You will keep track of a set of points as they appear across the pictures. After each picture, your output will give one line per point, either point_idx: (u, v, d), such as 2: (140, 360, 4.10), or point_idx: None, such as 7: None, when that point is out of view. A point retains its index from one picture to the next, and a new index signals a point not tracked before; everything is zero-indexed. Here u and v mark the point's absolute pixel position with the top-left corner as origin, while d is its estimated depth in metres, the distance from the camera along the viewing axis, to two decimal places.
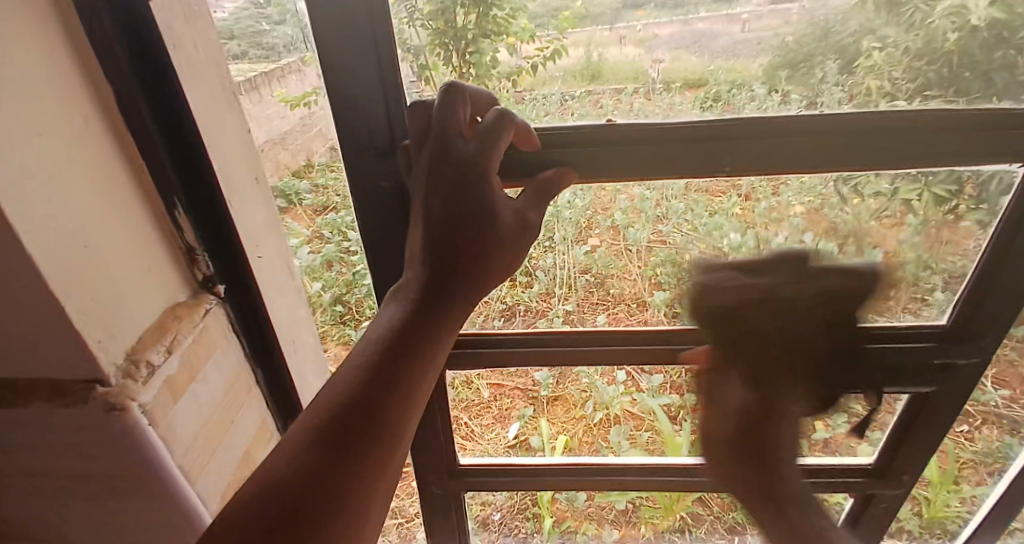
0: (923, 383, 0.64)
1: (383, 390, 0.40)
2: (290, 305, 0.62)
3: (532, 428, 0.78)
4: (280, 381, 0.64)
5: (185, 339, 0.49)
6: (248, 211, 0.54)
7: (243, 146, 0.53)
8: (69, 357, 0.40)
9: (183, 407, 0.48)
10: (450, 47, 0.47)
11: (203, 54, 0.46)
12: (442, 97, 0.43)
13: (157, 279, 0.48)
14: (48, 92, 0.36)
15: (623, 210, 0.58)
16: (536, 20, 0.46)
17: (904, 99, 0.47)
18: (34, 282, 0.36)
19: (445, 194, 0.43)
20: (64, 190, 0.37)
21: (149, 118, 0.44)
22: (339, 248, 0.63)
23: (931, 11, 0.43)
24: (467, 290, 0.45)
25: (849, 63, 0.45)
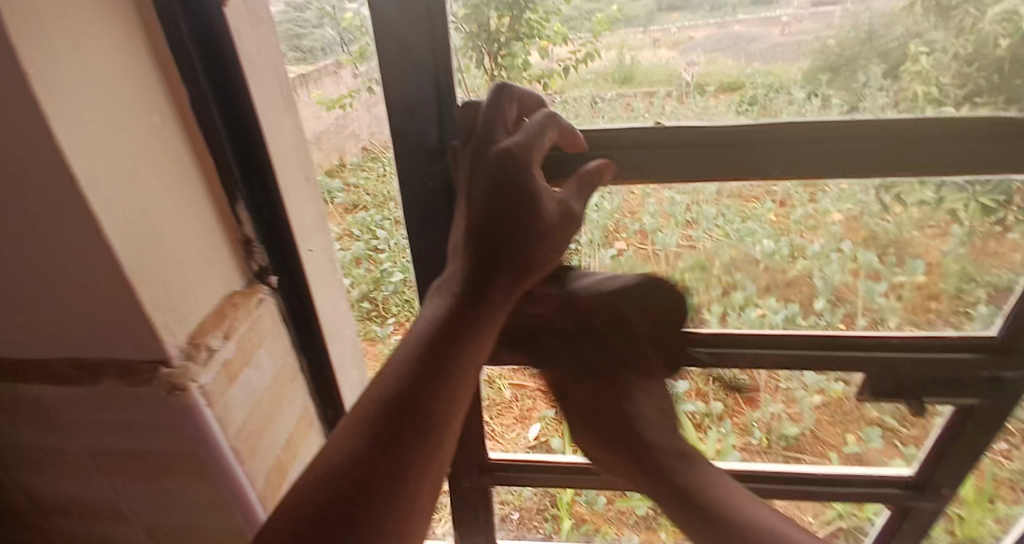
0: (971, 398, 0.61)
1: (424, 385, 0.40)
2: (332, 299, 0.63)
3: (554, 430, 0.78)
4: (323, 373, 0.65)
5: (241, 327, 0.50)
6: (300, 208, 0.55)
7: (297, 145, 0.53)
8: (139, 341, 0.42)
9: (237, 391, 0.50)
10: (484, 49, 0.47)
11: (264, 54, 0.47)
12: (492, 97, 0.44)
13: (217, 269, 0.49)
14: (130, 86, 0.38)
15: (652, 214, 0.57)
16: (570, 22, 0.45)
17: (952, 105, 0.45)
18: (111, 270, 0.37)
19: (486, 187, 0.42)
20: (141, 180, 0.39)
21: (217, 111, 0.45)
22: (368, 246, 0.65)
23: (981, 16, 0.41)
24: (509, 283, 0.44)
25: (894, 67, 0.44)
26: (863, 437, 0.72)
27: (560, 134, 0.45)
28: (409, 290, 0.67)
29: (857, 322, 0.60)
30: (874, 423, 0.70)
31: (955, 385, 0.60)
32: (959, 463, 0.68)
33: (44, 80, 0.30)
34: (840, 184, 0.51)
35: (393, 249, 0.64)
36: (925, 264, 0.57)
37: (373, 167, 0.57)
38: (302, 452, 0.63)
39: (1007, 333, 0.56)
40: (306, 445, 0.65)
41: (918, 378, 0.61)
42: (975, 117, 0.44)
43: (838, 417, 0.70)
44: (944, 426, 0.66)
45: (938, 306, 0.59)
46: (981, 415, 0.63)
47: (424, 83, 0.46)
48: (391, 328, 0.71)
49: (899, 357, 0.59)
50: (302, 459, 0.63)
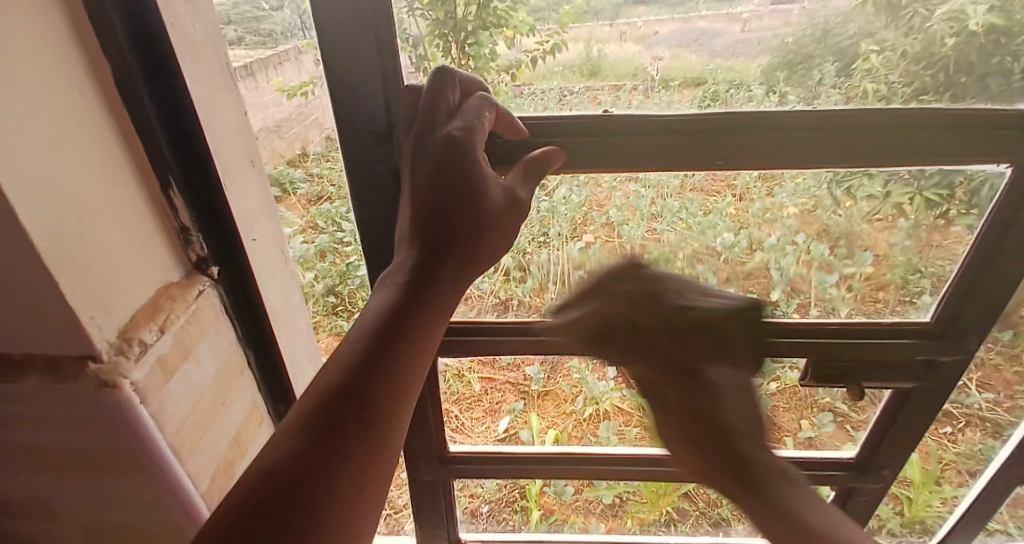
0: (911, 380, 0.64)
1: (371, 376, 0.39)
2: (282, 290, 0.62)
3: (522, 422, 0.78)
4: (274, 367, 0.63)
5: (179, 319, 0.48)
6: (244, 194, 0.53)
7: (240, 128, 0.52)
8: (64, 333, 0.40)
9: (175, 388, 0.47)
10: (450, 38, 0.47)
11: (201, 33, 0.45)
12: (433, 80, 0.44)
13: (151, 257, 0.47)
14: (46, 59, 0.35)
15: (619, 207, 0.58)
16: (536, 13, 0.45)
17: (900, 102, 0.47)
18: (28, 256, 0.35)
19: (429, 173, 0.43)
20: (60, 160, 0.36)
21: (145, 90, 0.43)
22: (333, 239, 0.63)
23: (929, 16, 0.43)
24: (458, 270, 0.44)
25: (847, 66, 0.46)
26: (817, 422, 0.75)
27: (498, 119, 0.46)
28: None
29: (811, 311, 0.63)
30: (826, 409, 0.73)
31: (897, 369, 0.63)
32: (900, 442, 0.72)
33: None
34: (795, 176, 0.53)
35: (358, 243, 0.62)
36: (873, 255, 0.59)
37: (334, 159, 0.55)
38: (250, 449, 0.61)
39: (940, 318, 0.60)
40: (255, 441, 0.63)
41: (862, 363, 0.63)
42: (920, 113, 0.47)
43: (796, 403, 0.73)
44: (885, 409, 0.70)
45: (887, 295, 0.62)
46: (918, 396, 0.66)
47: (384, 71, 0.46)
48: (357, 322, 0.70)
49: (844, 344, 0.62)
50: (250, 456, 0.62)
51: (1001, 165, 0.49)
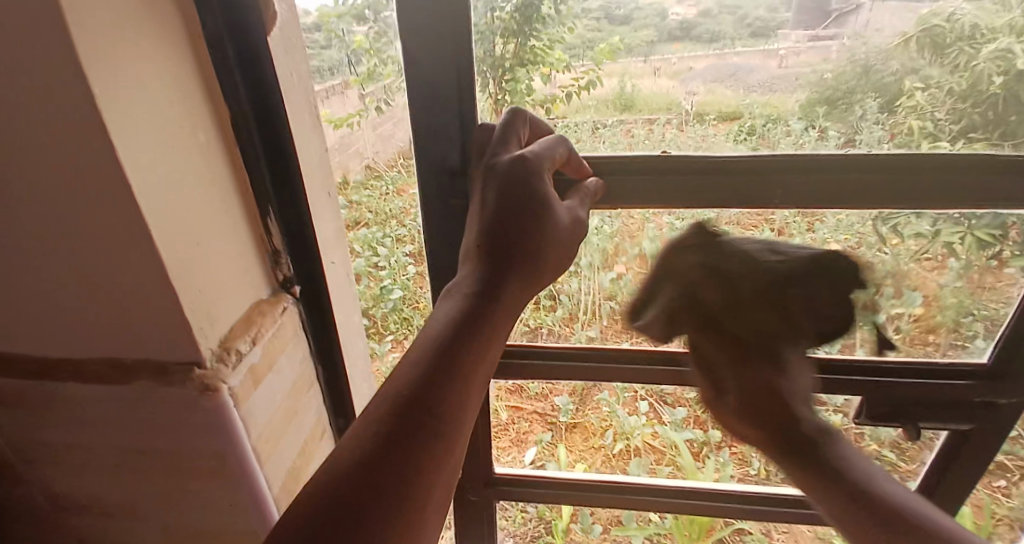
0: (964, 423, 0.60)
1: (441, 383, 0.38)
2: (347, 313, 0.63)
3: (550, 454, 0.76)
4: (337, 385, 0.65)
5: (266, 333, 0.50)
6: (323, 222, 0.55)
7: (321, 163, 0.54)
8: (172, 345, 0.42)
9: (260, 395, 0.49)
10: (489, 75, 0.48)
11: (298, 80, 0.49)
12: (508, 118, 0.46)
13: (248, 280, 0.49)
14: (176, 88, 0.38)
15: (652, 238, 0.57)
16: (571, 51, 0.47)
17: (947, 141, 0.46)
18: (152, 269, 0.38)
19: (499, 190, 0.43)
20: (183, 184, 0.39)
21: (255, 126, 0.46)
22: (369, 262, 0.65)
23: (976, 54, 0.42)
24: (519, 284, 0.44)
25: (890, 102, 0.45)
26: None
27: (569, 159, 0.47)
28: (409, 307, 0.66)
29: (857, 350, 0.60)
30: (872, 457, 0.69)
31: (948, 410, 0.60)
32: (952, 493, 0.67)
33: (104, 90, 0.32)
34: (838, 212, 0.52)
35: (394, 267, 0.64)
36: (923, 296, 0.56)
37: (377, 185, 0.59)
38: (314, 460, 0.63)
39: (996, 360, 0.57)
40: (318, 453, 0.64)
41: (918, 401, 0.60)
42: (966, 153, 0.45)
43: None
44: (941, 449, 0.65)
45: (937, 338, 0.59)
46: (977, 439, 0.62)
47: (435, 103, 0.47)
48: (389, 345, 0.71)
49: (895, 384, 0.59)
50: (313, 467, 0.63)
51: None
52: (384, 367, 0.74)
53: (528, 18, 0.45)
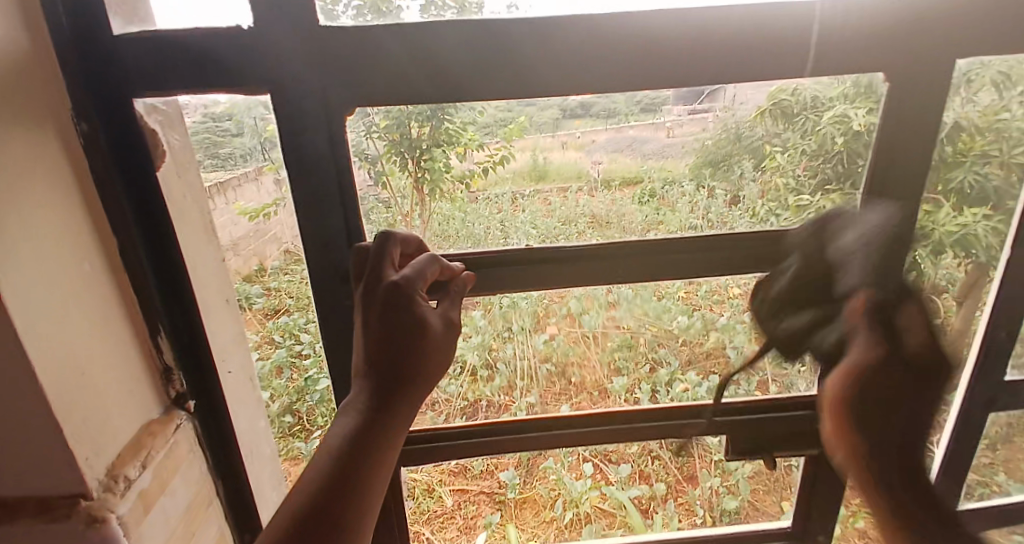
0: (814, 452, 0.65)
1: (336, 510, 0.37)
2: (250, 418, 0.58)
3: (500, 536, 0.74)
4: (244, 501, 0.58)
5: (158, 455, 0.45)
6: (220, 330, 0.53)
7: (218, 272, 0.53)
8: (51, 477, 0.37)
9: (155, 521, 0.44)
10: (406, 155, 0.50)
11: (188, 199, 0.48)
12: (379, 242, 0.47)
13: (138, 395, 0.45)
14: (56, 201, 0.37)
15: (578, 298, 0.59)
16: (484, 129, 0.50)
17: (808, 191, 0.55)
18: (28, 394, 0.34)
19: (379, 311, 0.43)
20: (65, 299, 0.37)
21: (141, 230, 0.45)
22: (291, 352, 0.61)
23: (819, 121, 0.51)
24: (410, 395, 0.43)
25: (759, 162, 0.54)
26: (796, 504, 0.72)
27: (440, 271, 0.48)
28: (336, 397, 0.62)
29: (770, 387, 0.64)
30: None
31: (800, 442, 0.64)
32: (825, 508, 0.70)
33: None
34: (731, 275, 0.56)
35: (317, 354, 0.60)
36: None
37: (292, 271, 0.55)
38: None
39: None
40: None
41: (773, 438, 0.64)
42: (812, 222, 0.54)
43: (770, 481, 0.72)
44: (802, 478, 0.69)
45: None
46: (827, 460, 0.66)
47: (334, 189, 0.47)
48: (315, 443, 0.67)
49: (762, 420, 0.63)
50: None
51: None
52: None
53: (438, 107, 0.47)
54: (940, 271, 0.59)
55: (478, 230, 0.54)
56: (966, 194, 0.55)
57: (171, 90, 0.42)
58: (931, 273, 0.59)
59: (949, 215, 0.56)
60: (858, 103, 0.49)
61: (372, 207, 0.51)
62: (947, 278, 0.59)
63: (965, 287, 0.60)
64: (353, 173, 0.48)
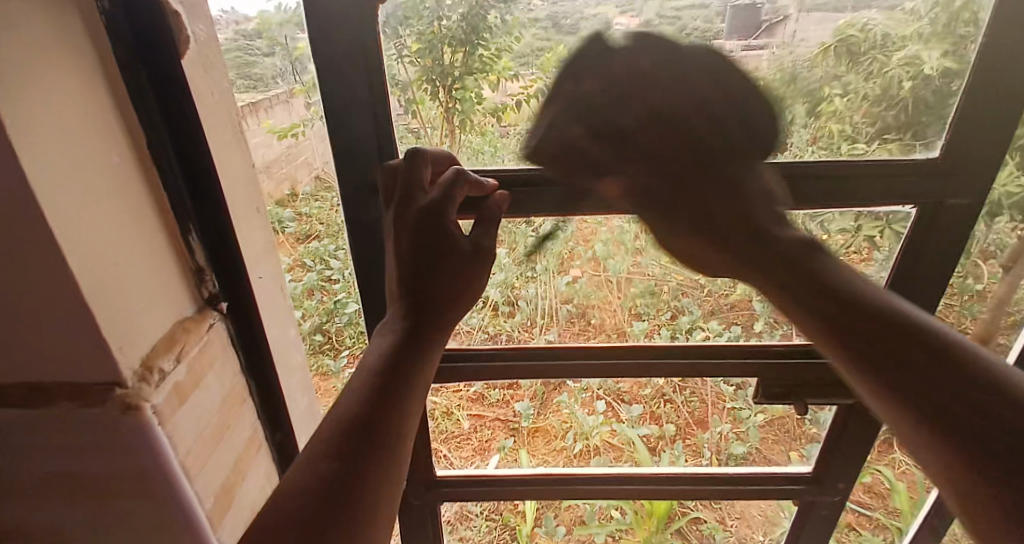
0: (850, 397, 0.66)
1: (389, 399, 0.40)
2: (282, 326, 0.61)
3: (512, 459, 0.77)
4: (274, 402, 0.62)
5: (192, 348, 0.47)
6: (248, 237, 0.53)
7: (247, 179, 0.53)
8: (87, 366, 0.39)
9: (187, 411, 0.46)
10: (438, 83, 0.48)
11: (216, 98, 0.47)
12: (408, 159, 0.48)
13: (172, 295, 0.46)
14: (85, 94, 0.36)
15: (604, 241, 0.58)
16: (520, 58, 0.47)
17: (864, 141, 0.50)
18: (61, 286, 0.35)
19: (411, 233, 0.46)
20: (95, 195, 0.37)
21: (168, 130, 0.44)
22: (321, 277, 0.63)
23: (887, 61, 0.46)
24: (445, 313, 0.46)
25: (815, 107, 0.48)
26: (806, 453, 0.75)
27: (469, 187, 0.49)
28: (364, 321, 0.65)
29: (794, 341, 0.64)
30: (813, 438, 0.73)
31: (830, 387, 0.65)
32: (849, 458, 0.72)
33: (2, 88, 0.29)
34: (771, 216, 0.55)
35: (346, 280, 0.62)
36: None
37: (326, 196, 0.56)
38: (252, 477, 0.59)
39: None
40: (256, 468, 0.60)
41: (807, 382, 0.65)
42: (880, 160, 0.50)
43: (782, 433, 0.74)
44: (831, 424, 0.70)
45: None
46: (861, 410, 0.67)
47: (364, 121, 0.48)
48: (344, 361, 0.70)
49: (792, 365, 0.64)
50: (251, 485, 0.58)
51: (906, 204, 0.53)
52: (339, 385, 0.73)
53: (474, 29, 0.46)
54: (991, 235, 0.56)
55: (508, 164, 0.52)
56: None
57: None
58: (980, 236, 0.56)
59: (1011, 174, 0.52)
60: (933, 44, 0.45)
61: (401, 137, 0.50)
62: (996, 244, 0.56)
63: (1014, 253, 0.57)
64: (390, 105, 0.48)
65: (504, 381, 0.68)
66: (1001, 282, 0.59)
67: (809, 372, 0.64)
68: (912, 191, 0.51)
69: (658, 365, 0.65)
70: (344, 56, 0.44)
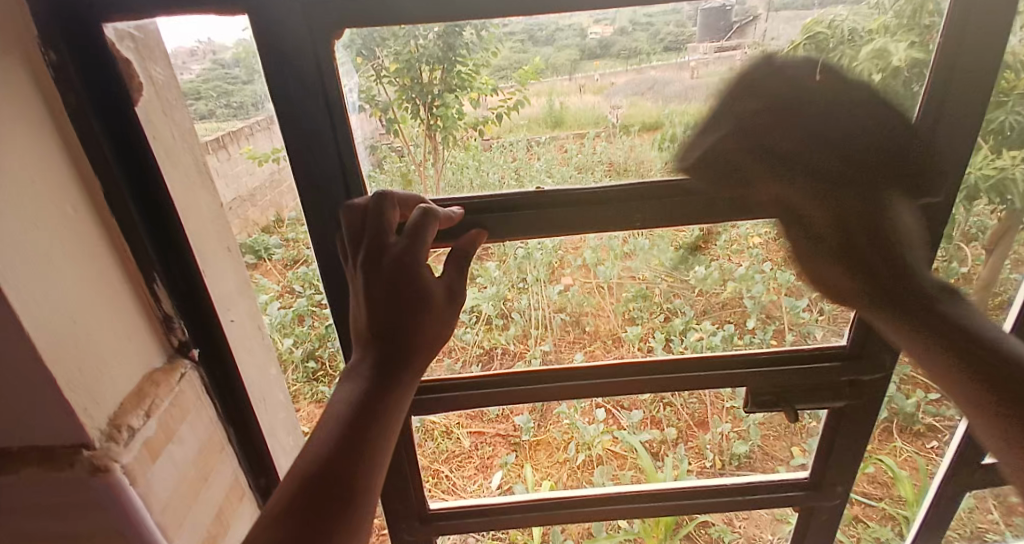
0: (839, 400, 0.65)
1: (349, 454, 0.40)
2: (260, 367, 0.61)
3: (516, 476, 0.76)
4: (257, 446, 0.60)
5: (163, 403, 0.46)
6: (219, 278, 0.53)
7: (215, 218, 0.53)
8: (54, 428, 0.39)
9: (162, 468, 0.45)
10: (418, 101, 0.48)
11: (179, 141, 0.48)
12: (375, 202, 0.47)
13: (139, 348, 0.46)
14: (35, 160, 0.37)
15: (593, 248, 0.58)
16: (498, 72, 0.48)
17: (840, 135, 0.51)
18: (19, 353, 0.35)
19: (382, 280, 0.45)
20: (52, 260, 0.37)
21: (127, 185, 0.44)
22: (311, 302, 0.62)
23: (857, 54, 0.48)
24: (413, 357, 0.46)
25: (789, 103, 0.50)
26: (807, 449, 0.74)
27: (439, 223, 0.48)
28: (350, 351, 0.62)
29: (786, 336, 0.64)
30: (812, 433, 0.73)
31: (816, 390, 0.65)
32: (847, 459, 0.72)
33: None
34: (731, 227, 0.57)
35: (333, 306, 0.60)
36: None
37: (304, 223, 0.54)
38: (235, 526, 0.58)
39: (855, 341, 0.61)
40: (240, 518, 0.59)
41: (793, 386, 0.65)
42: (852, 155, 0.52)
43: (782, 430, 0.74)
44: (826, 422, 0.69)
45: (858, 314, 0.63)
46: (851, 414, 0.67)
47: (326, 150, 0.47)
48: None
49: (776, 369, 0.64)
50: (235, 535, 0.57)
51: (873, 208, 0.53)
52: None
53: (451, 47, 0.46)
54: (971, 218, 0.57)
55: (493, 178, 0.52)
56: (1005, 136, 0.51)
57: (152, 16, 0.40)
58: (961, 220, 0.56)
59: (986, 158, 0.52)
60: (899, 36, 0.47)
61: (383, 156, 0.50)
62: (976, 226, 0.58)
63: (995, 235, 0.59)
64: (354, 122, 0.47)
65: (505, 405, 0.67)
66: (984, 264, 0.61)
67: (795, 376, 0.64)
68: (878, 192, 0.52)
69: (659, 378, 0.64)
70: (310, 97, 0.44)
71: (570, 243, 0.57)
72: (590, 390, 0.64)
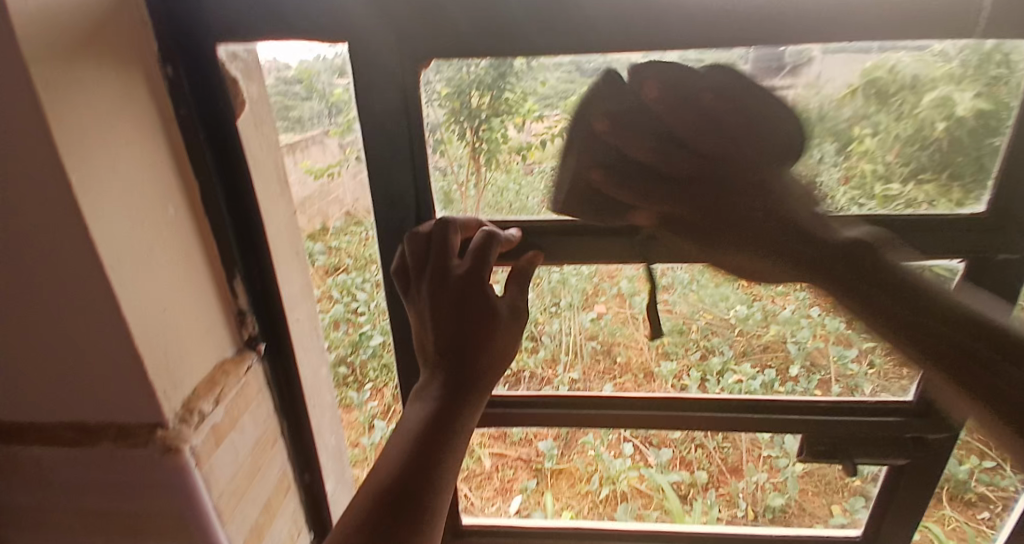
0: (899, 457, 0.61)
1: (419, 476, 0.40)
2: (315, 365, 0.62)
3: (535, 503, 0.75)
4: (303, 442, 0.63)
5: (230, 391, 0.49)
6: (289, 279, 0.56)
7: (290, 225, 0.56)
8: (134, 408, 0.41)
9: (222, 454, 0.48)
10: (465, 123, 0.50)
11: (264, 153, 0.51)
12: (439, 228, 0.49)
13: (216, 339, 0.49)
14: (148, 164, 0.40)
15: (629, 278, 0.57)
16: (544, 100, 0.48)
17: (899, 181, 0.49)
18: (118, 339, 0.38)
19: (450, 302, 0.46)
20: (152, 256, 0.40)
21: (219, 187, 0.47)
22: (348, 308, 0.64)
23: (918, 103, 0.46)
24: (478, 380, 0.46)
25: (845, 145, 0.49)
26: (850, 509, 0.70)
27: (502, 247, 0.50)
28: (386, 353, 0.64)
29: (832, 388, 0.61)
30: (858, 493, 0.68)
31: (871, 443, 0.61)
32: (900, 525, 0.67)
33: (79, 174, 0.33)
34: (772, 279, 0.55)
35: (372, 311, 0.63)
36: None
37: (354, 228, 0.57)
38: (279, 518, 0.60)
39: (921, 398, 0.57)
40: (283, 511, 0.61)
41: (841, 437, 0.61)
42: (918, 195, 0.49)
43: (821, 486, 0.70)
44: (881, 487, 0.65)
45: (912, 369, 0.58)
46: (914, 473, 0.62)
47: (384, 165, 0.48)
48: (367, 394, 0.70)
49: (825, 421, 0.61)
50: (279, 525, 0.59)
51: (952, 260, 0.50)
52: (363, 417, 0.73)
53: (499, 76, 0.47)
54: None
55: (533, 202, 0.53)
56: None
57: (247, 40, 0.43)
58: None
59: None
60: (964, 85, 0.44)
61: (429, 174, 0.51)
62: None
63: None
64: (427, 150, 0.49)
65: (539, 427, 0.66)
66: None
67: (852, 426, 0.60)
68: (959, 245, 0.49)
69: (699, 417, 0.62)
70: (373, 116, 0.46)
71: (602, 271, 0.57)
72: (632, 421, 0.63)
